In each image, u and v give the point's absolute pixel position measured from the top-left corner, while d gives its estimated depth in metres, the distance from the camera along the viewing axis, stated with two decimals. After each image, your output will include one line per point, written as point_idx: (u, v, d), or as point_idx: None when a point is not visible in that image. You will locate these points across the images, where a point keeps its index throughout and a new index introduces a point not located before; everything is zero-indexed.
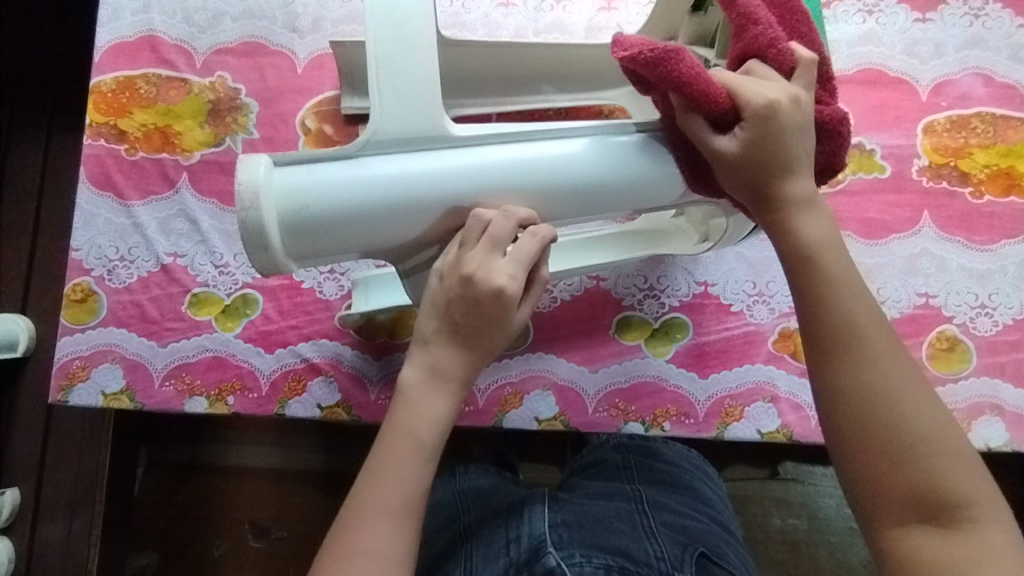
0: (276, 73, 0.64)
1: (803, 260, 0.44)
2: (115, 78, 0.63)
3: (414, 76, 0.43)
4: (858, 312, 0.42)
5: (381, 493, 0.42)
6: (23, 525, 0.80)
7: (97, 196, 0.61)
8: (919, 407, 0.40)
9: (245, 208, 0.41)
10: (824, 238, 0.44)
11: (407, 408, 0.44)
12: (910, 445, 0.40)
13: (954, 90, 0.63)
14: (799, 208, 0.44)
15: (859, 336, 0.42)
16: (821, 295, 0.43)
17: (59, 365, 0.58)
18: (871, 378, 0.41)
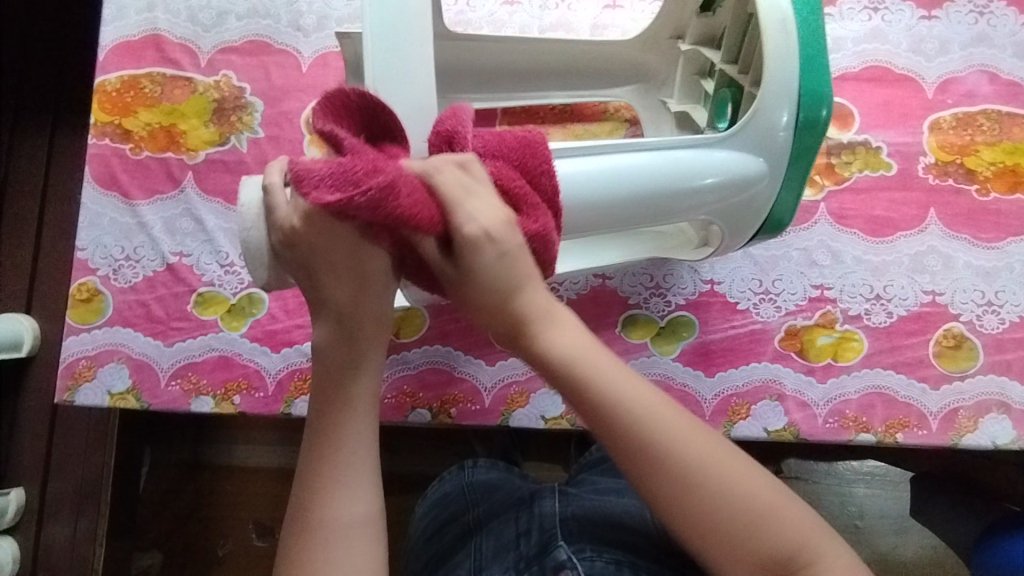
0: (280, 72, 0.64)
1: (569, 380, 0.40)
2: (119, 77, 0.63)
3: (410, 95, 0.46)
4: (673, 424, 0.39)
5: (337, 462, 0.42)
6: (28, 526, 0.80)
7: (103, 195, 0.61)
8: (769, 517, 0.38)
9: (245, 227, 0.44)
10: (577, 347, 0.40)
11: (337, 366, 0.43)
12: (792, 559, 0.38)
13: (960, 87, 0.63)
14: (549, 325, 0.41)
15: (657, 455, 0.39)
16: (621, 423, 0.39)
17: (65, 365, 0.59)
18: (709, 491, 0.38)
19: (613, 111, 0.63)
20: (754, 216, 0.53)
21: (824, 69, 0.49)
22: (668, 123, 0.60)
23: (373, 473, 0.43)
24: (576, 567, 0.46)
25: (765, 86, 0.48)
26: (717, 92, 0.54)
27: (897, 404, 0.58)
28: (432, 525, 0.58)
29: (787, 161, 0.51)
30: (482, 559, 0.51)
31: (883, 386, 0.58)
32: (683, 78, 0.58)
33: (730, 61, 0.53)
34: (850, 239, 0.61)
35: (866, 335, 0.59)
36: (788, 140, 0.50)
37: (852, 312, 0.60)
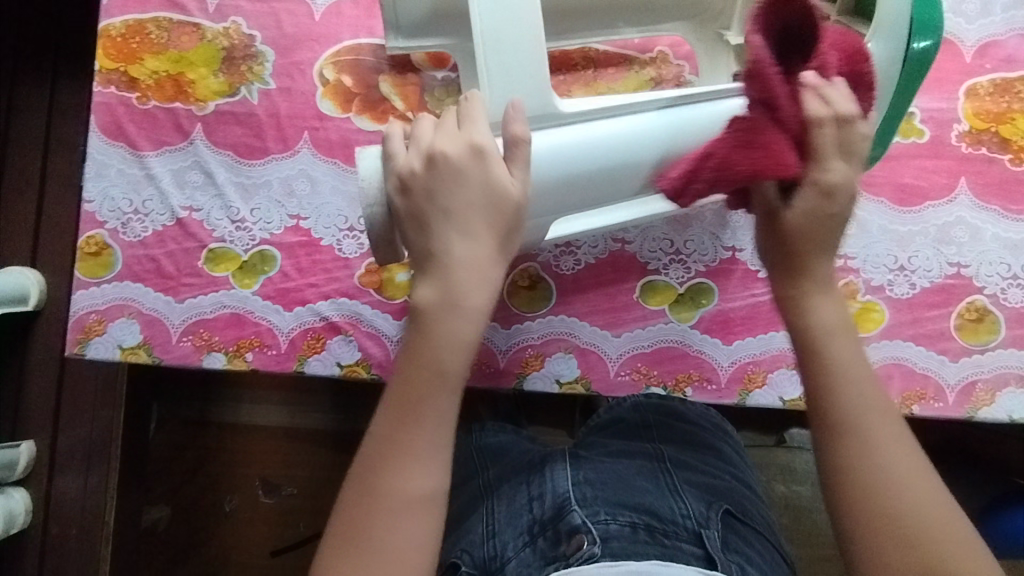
0: (292, 20, 0.61)
1: (802, 344, 0.44)
2: (125, 22, 0.60)
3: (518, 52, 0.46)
4: (867, 394, 0.42)
5: (411, 430, 0.41)
6: (40, 477, 0.80)
7: (109, 146, 0.59)
8: (918, 496, 0.40)
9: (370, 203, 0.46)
10: (837, 321, 0.44)
11: (429, 330, 0.42)
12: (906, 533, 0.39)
13: (1000, 51, 0.60)
14: (820, 289, 0.45)
15: (851, 420, 0.42)
16: (830, 384, 0.42)
17: (75, 319, 0.58)
18: (879, 460, 0.41)
19: (639, 68, 0.61)
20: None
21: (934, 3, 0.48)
22: (724, 59, 0.57)
23: (448, 445, 0.43)
24: (591, 531, 0.46)
25: (873, 23, 0.47)
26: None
27: (915, 376, 0.57)
28: (443, 490, 0.59)
29: (891, 93, 0.48)
30: (494, 522, 0.51)
31: (902, 357, 0.58)
32: (743, 6, 0.55)
33: None
34: (876, 208, 0.60)
35: (888, 306, 0.58)
36: (891, 74, 0.48)
37: (874, 283, 0.59)
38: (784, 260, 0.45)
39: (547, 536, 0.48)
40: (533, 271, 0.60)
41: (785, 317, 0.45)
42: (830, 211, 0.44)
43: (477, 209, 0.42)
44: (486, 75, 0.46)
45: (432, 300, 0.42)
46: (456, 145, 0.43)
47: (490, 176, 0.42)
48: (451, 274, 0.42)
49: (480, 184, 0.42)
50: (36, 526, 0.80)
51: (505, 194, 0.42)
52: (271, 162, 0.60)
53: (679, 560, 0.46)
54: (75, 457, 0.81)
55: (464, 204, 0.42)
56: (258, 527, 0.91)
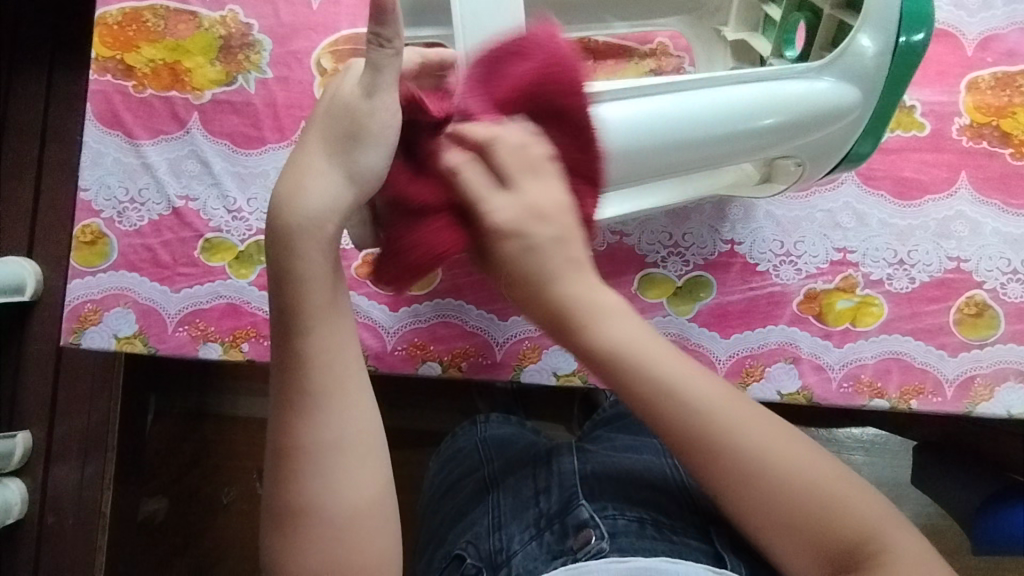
0: (290, 9, 0.61)
1: (615, 374, 0.41)
2: (121, 9, 0.60)
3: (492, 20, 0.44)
4: (703, 387, 0.41)
5: (306, 377, 0.38)
6: (36, 467, 0.80)
7: (105, 134, 0.59)
8: (800, 465, 0.40)
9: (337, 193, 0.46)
10: (628, 341, 0.41)
11: (302, 279, 0.39)
12: (814, 513, 0.39)
13: (1001, 45, 0.60)
14: (601, 314, 0.41)
15: (714, 432, 0.40)
16: (659, 404, 0.40)
17: (71, 308, 0.58)
18: (749, 458, 0.40)
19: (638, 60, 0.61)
20: (838, 148, 0.50)
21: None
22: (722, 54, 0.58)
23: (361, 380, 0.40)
24: (599, 527, 0.46)
25: (863, 12, 0.46)
26: (786, 18, 0.51)
27: (914, 371, 0.57)
28: (448, 481, 0.59)
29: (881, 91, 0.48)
30: (501, 516, 0.50)
31: (901, 352, 0.57)
32: (740, 4, 0.55)
33: None
34: (876, 202, 0.59)
35: (887, 300, 0.58)
36: (880, 67, 0.47)
37: (874, 277, 0.58)
38: (546, 318, 0.42)
39: (554, 530, 0.47)
40: None
41: (573, 348, 0.42)
42: (551, 261, 0.41)
43: (323, 131, 0.40)
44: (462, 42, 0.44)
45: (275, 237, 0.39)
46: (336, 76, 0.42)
47: (339, 95, 0.40)
48: (297, 220, 0.39)
49: (333, 105, 0.40)
50: (33, 517, 0.80)
51: (353, 108, 0.39)
52: (268, 152, 0.60)
53: (688, 556, 0.45)
54: (71, 448, 0.80)
55: (316, 126, 0.40)
56: (254, 519, 0.91)
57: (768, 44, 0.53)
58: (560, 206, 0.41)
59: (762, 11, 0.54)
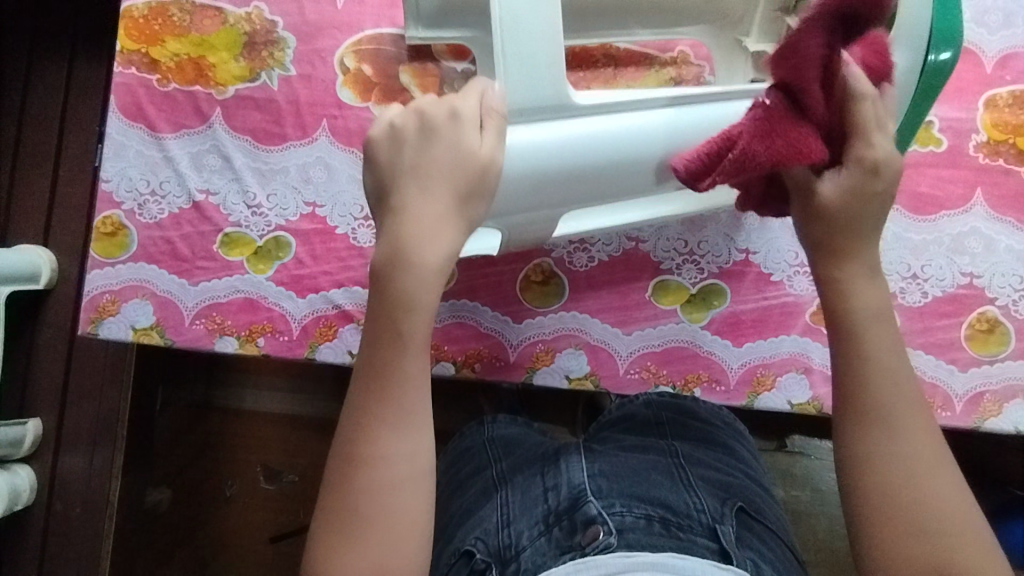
0: (315, 7, 0.61)
1: (841, 324, 0.44)
2: (148, 3, 0.60)
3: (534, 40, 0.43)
4: (904, 385, 0.43)
5: (383, 398, 0.40)
6: (45, 454, 0.81)
7: (128, 127, 0.60)
8: (937, 489, 0.41)
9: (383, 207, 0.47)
10: (875, 309, 0.43)
11: (387, 306, 0.41)
12: (927, 528, 0.40)
13: (1020, 64, 0.60)
14: (862, 275, 0.44)
15: (882, 408, 0.42)
16: (862, 367, 0.43)
17: (89, 298, 0.58)
18: (902, 450, 0.41)
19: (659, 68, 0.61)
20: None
21: (954, 11, 0.46)
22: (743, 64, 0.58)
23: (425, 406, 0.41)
24: (606, 523, 0.46)
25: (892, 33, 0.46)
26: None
27: (923, 385, 0.58)
28: (456, 479, 0.60)
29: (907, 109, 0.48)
30: (509, 513, 0.50)
31: (911, 365, 0.58)
32: (764, 15, 0.55)
33: None
34: (891, 215, 0.60)
35: (899, 314, 0.59)
36: (908, 85, 0.47)
37: (887, 290, 0.59)
38: (817, 249, 0.45)
39: (561, 526, 0.47)
40: (546, 267, 0.60)
41: (823, 294, 0.45)
42: (875, 190, 0.43)
43: (444, 177, 0.42)
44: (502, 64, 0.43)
45: (383, 260, 0.42)
46: (436, 107, 0.42)
47: (462, 145, 0.42)
48: (416, 256, 0.41)
49: (456, 152, 0.42)
50: (41, 503, 0.81)
51: (484, 167, 0.42)
52: (289, 149, 0.60)
53: (695, 553, 0.45)
54: (81, 436, 0.81)
55: (437, 170, 0.42)
56: (259, 512, 0.92)
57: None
58: (895, 167, 0.43)
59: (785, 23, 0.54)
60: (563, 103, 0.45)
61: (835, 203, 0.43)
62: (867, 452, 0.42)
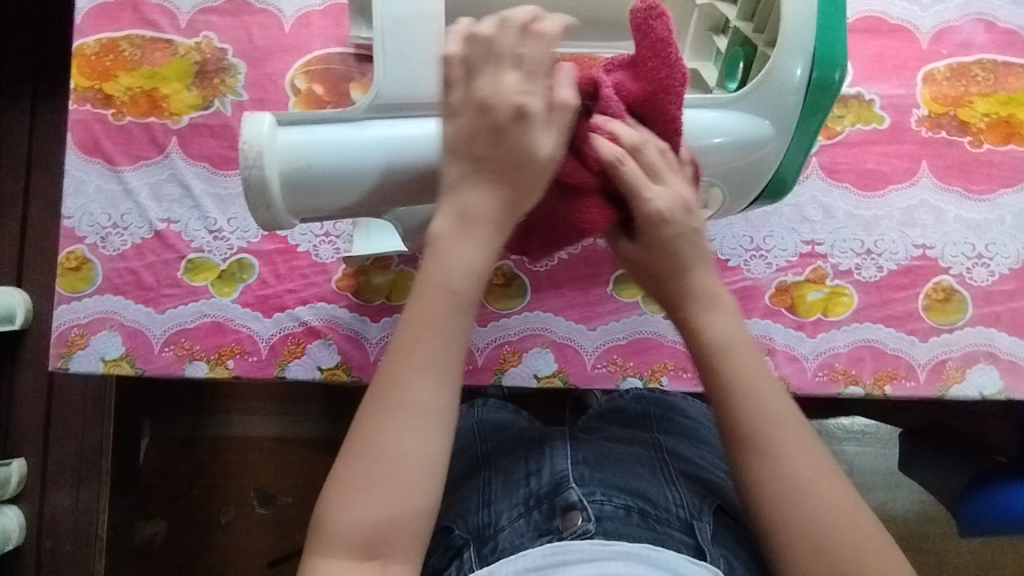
0: (263, 33, 0.62)
1: (703, 357, 0.46)
2: (98, 40, 0.61)
3: (415, 38, 0.44)
4: (781, 413, 0.44)
5: (420, 347, 0.40)
6: (32, 493, 0.82)
7: (87, 162, 0.60)
8: (845, 517, 0.41)
9: (249, 165, 0.43)
10: (730, 335, 0.46)
11: (443, 255, 0.42)
12: (820, 544, 0.41)
13: (955, 37, 0.62)
14: (703, 306, 0.46)
15: (763, 432, 0.43)
16: (727, 398, 0.44)
17: (58, 333, 0.59)
18: (788, 468, 0.42)
19: None
20: (756, 179, 0.52)
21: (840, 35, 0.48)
22: None
23: (457, 361, 0.41)
24: (586, 509, 0.46)
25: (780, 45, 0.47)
26: (730, 50, 0.53)
27: (886, 357, 0.59)
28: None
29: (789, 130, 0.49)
30: (491, 494, 0.51)
31: (873, 339, 0.59)
32: (695, 34, 0.55)
33: (745, 18, 0.51)
34: (841, 194, 0.61)
35: (856, 289, 0.59)
36: (795, 104, 0.48)
37: (843, 267, 0.60)
38: (654, 288, 0.48)
39: (542, 509, 0.48)
40: (507, 269, 0.61)
41: (683, 336, 0.47)
42: (672, 234, 0.46)
43: (512, 172, 0.41)
44: (382, 55, 0.44)
45: (441, 231, 0.42)
46: (503, 100, 0.41)
47: (519, 139, 0.41)
48: (474, 227, 0.42)
49: (519, 150, 0.41)
50: (31, 542, 0.82)
51: (526, 158, 0.41)
52: None
53: (669, 545, 0.46)
54: (65, 474, 0.81)
55: (496, 162, 0.42)
56: (253, 537, 0.92)
57: (716, 74, 0.55)
58: (687, 207, 0.46)
59: (715, 43, 0.55)
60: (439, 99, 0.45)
61: (633, 257, 0.47)
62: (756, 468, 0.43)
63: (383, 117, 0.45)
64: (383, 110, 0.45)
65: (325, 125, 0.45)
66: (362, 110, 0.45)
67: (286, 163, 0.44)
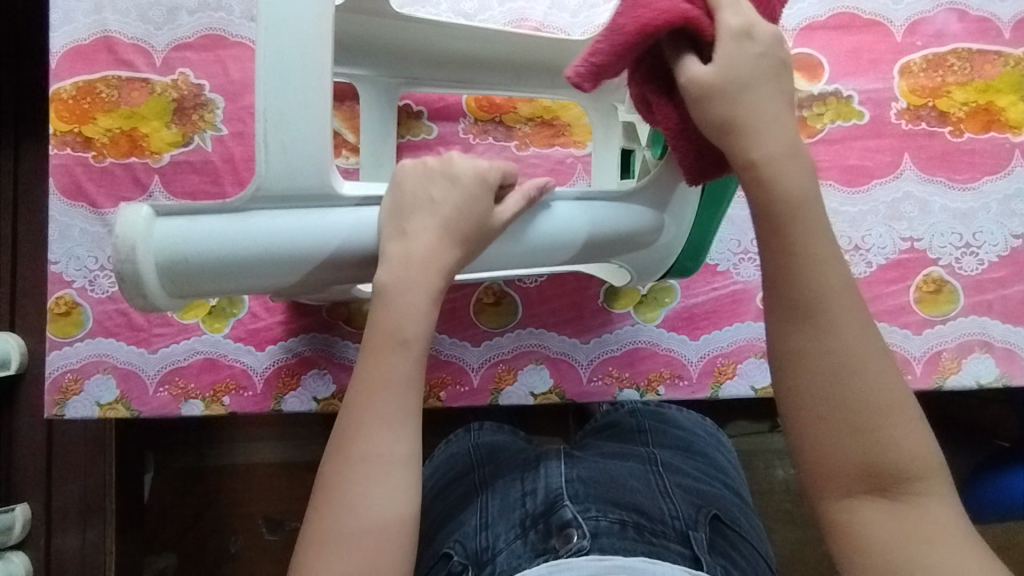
0: (238, 66, 0.62)
1: (767, 215, 0.39)
2: (74, 83, 0.61)
3: (301, 132, 0.39)
4: (833, 278, 0.38)
5: (377, 399, 0.40)
6: (38, 538, 0.81)
7: (70, 207, 0.60)
8: (881, 381, 0.37)
9: (121, 259, 0.38)
10: (801, 188, 0.39)
11: (385, 305, 0.41)
12: (862, 423, 0.37)
13: (929, 28, 0.62)
14: (772, 160, 0.39)
15: (819, 301, 0.38)
16: (773, 219, 0.38)
17: (51, 380, 0.59)
18: (838, 343, 0.38)
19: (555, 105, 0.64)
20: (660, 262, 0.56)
21: None
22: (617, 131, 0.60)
23: (413, 413, 0.41)
24: (581, 526, 0.45)
25: None
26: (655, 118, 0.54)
27: None
28: (440, 483, 0.60)
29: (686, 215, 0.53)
30: (489, 515, 0.50)
31: None
32: None
33: None
34: (826, 191, 0.61)
35: None
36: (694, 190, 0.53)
37: None
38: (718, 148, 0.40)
39: (538, 530, 0.47)
40: (498, 287, 0.60)
41: (747, 187, 0.39)
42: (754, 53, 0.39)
43: (457, 226, 0.43)
44: (263, 149, 0.39)
45: (386, 283, 0.41)
46: (466, 166, 0.44)
47: (479, 207, 0.43)
48: (422, 275, 0.41)
49: (476, 216, 0.43)
50: None
51: (487, 225, 0.43)
52: None
53: (667, 558, 0.45)
54: (70, 516, 0.81)
55: (452, 216, 0.42)
56: (263, 565, 0.91)
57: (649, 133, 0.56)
58: (778, 36, 0.40)
59: None
60: (326, 195, 0.40)
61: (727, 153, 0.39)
62: (804, 402, 0.38)
63: (271, 210, 0.40)
64: (269, 203, 0.40)
65: (206, 216, 0.39)
66: (244, 199, 0.39)
67: (161, 257, 0.38)
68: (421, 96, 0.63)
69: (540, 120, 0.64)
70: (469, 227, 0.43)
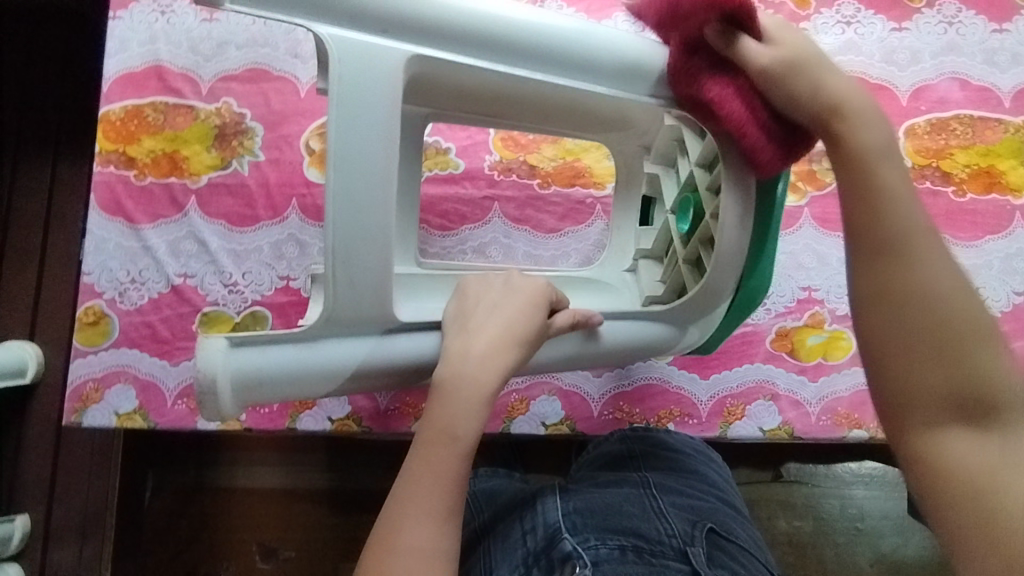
0: (279, 97, 0.66)
1: (842, 156, 0.42)
2: (123, 107, 0.64)
3: (365, 260, 0.42)
4: (946, 274, 0.39)
5: (426, 496, 0.38)
6: (34, 551, 0.81)
7: (109, 221, 0.63)
8: (957, 296, 0.38)
9: (203, 389, 0.40)
10: (868, 114, 0.41)
11: (443, 399, 0.41)
12: (957, 334, 0.37)
13: (932, 94, 0.65)
14: (843, 106, 0.42)
15: (914, 265, 0.39)
16: (850, 163, 0.41)
17: (72, 387, 0.60)
18: (927, 285, 0.38)
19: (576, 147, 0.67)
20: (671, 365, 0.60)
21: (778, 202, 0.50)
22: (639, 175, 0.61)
23: (457, 504, 0.39)
24: (582, 557, 0.44)
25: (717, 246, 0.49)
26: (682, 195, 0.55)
27: None
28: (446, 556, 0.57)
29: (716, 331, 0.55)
30: (492, 562, 0.49)
31: None
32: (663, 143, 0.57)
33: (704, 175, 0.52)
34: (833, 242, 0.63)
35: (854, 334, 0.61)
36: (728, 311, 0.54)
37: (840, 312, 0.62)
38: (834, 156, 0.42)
39: (541, 566, 0.46)
40: None
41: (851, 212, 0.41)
42: (841, 121, 0.42)
43: (517, 337, 0.43)
44: (333, 284, 0.41)
45: (444, 377, 0.42)
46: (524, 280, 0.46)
47: (530, 320, 0.44)
48: (485, 379, 0.41)
49: (528, 325, 0.44)
50: None
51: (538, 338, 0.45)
52: (261, 229, 0.64)
53: None
54: (70, 531, 0.81)
55: (511, 327, 0.43)
56: None
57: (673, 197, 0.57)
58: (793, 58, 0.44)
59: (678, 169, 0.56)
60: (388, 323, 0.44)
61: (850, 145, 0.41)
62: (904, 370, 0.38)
63: (337, 335, 0.43)
64: (336, 329, 0.43)
65: (278, 346, 0.42)
66: (313, 330, 0.42)
67: (239, 382, 0.41)
68: (449, 134, 0.66)
69: (562, 162, 0.67)
70: (526, 332, 0.44)
